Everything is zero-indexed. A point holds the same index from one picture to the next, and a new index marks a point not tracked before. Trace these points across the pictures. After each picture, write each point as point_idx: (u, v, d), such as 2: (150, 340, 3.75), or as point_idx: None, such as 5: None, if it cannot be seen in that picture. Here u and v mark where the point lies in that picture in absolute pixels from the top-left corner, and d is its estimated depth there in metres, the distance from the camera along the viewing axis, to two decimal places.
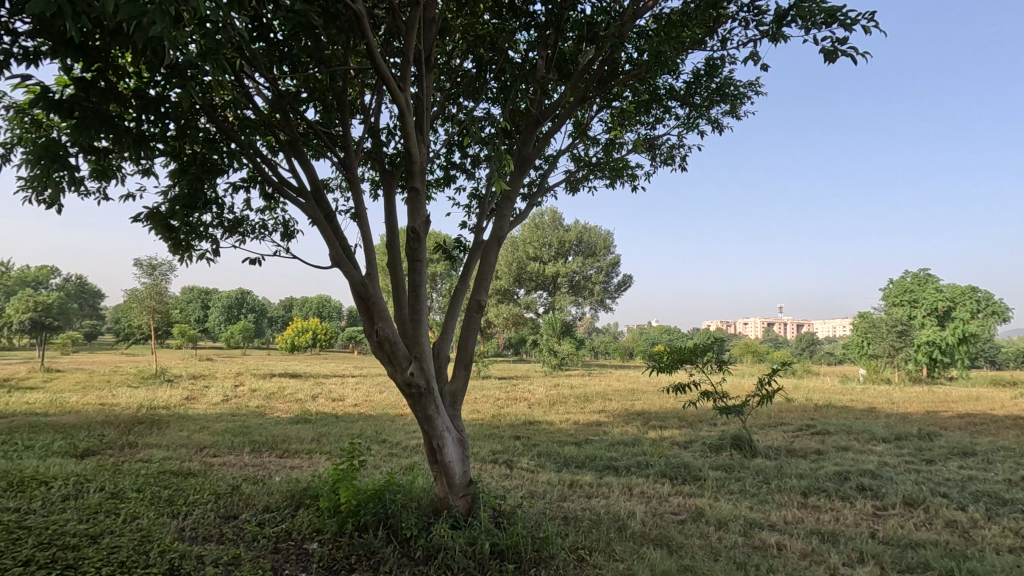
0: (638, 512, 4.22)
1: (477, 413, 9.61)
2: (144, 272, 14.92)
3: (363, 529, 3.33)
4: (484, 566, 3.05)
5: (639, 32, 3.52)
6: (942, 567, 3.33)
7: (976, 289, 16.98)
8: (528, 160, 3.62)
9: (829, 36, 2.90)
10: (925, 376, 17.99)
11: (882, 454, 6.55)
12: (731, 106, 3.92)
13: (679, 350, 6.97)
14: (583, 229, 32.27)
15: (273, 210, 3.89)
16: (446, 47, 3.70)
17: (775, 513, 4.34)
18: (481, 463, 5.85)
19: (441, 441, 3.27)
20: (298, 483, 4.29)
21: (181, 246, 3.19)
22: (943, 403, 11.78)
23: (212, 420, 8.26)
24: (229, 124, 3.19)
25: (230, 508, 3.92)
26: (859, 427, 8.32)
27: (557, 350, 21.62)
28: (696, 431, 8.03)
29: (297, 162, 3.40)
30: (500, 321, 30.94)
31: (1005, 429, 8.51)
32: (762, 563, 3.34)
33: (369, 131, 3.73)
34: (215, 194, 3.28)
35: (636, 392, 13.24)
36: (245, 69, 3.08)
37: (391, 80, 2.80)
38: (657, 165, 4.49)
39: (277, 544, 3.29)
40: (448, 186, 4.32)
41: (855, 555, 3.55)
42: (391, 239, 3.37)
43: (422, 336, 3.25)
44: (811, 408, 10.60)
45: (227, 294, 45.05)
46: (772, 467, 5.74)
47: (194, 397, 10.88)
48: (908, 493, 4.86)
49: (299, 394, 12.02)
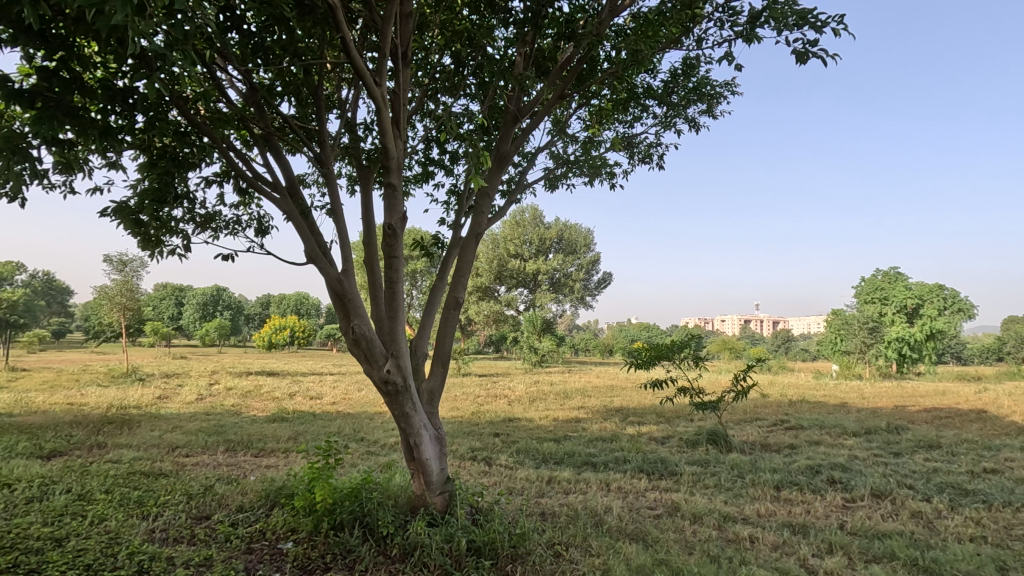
0: (615, 508, 4.26)
1: (457, 410, 9.62)
2: (114, 268, 14.49)
3: (339, 528, 3.31)
4: (461, 564, 3.03)
5: (618, 31, 3.55)
6: (906, 557, 3.43)
7: (943, 288, 17.53)
8: (507, 158, 3.60)
9: (801, 38, 2.93)
10: (895, 371, 18.55)
11: (852, 447, 6.72)
12: (708, 105, 3.95)
13: (657, 346, 7.02)
14: (563, 227, 32.56)
15: (248, 206, 3.80)
16: (424, 42, 3.65)
17: (749, 507, 4.42)
18: (460, 461, 5.83)
19: (418, 439, 3.24)
20: (273, 482, 4.22)
21: (150, 241, 3.08)
22: (911, 398, 12.11)
23: (184, 419, 8.07)
24: (200, 116, 3.11)
25: (203, 509, 3.84)
26: (830, 421, 8.53)
27: (538, 346, 21.82)
28: (673, 427, 8.11)
29: (271, 157, 3.33)
30: (481, 318, 30.95)
31: (968, 422, 8.83)
32: (734, 556, 3.40)
33: (345, 126, 3.69)
34: (186, 188, 3.19)
35: (615, 388, 13.45)
36: (216, 61, 3.01)
37: (367, 75, 2.76)
38: (635, 163, 4.53)
39: (250, 545, 3.23)
40: (426, 182, 4.28)
41: (824, 546, 3.64)
42: (368, 236, 3.34)
43: (399, 333, 3.22)
44: (785, 403, 10.85)
45: (202, 291, 44.06)
46: (747, 461, 5.84)
47: (167, 396, 10.63)
48: (876, 485, 4.99)
49: (276, 392, 11.85)
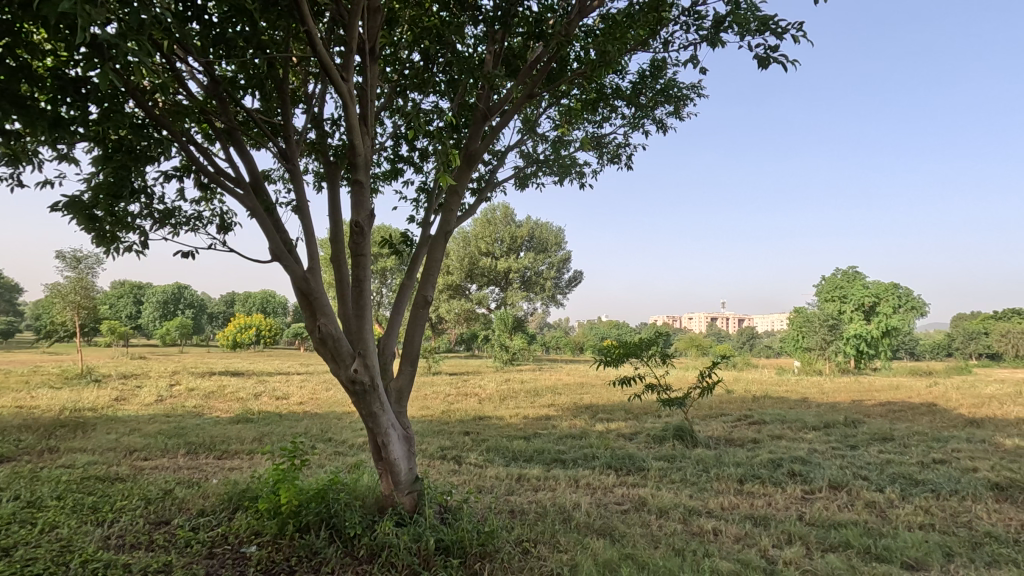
0: (583, 504, 4.31)
1: (427, 409, 9.55)
2: (67, 265, 13.86)
3: (305, 530, 3.25)
4: (430, 563, 3.02)
5: (587, 31, 3.57)
6: (860, 545, 3.57)
7: (898, 287, 18.23)
8: (476, 156, 3.57)
9: (762, 43, 3.00)
10: (853, 367, 19.23)
11: (811, 441, 6.95)
12: (675, 107, 4.03)
13: (626, 344, 7.10)
14: (534, 225, 32.66)
15: (210, 201, 3.69)
16: (393, 38, 3.61)
17: (713, 501, 4.53)
18: (429, 460, 5.79)
19: (386, 439, 3.21)
20: (236, 484, 4.12)
21: (106, 238, 2.96)
22: (867, 393, 12.56)
23: (143, 422, 7.80)
24: (158, 108, 3.00)
25: (162, 513, 3.73)
26: (792, 416, 8.80)
27: (509, 344, 21.81)
28: (641, 423, 8.23)
29: (234, 152, 3.24)
30: (452, 316, 30.81)
31: (920, 415, 9.22)
32: (698, 548, 3.48)
33: (312, 121, 3.62)
34: (144, 183, 3.07)
35: (584, 385, 13.57)
36: (175, 52, 2.91)
37: (334, 71, 2.72)
38: (604, 163, 4.58)
39: (212, 550, 3.15)
40: (395, 179, 4.24)
41: (784, 536, 3.76)
42: (335, 233, 3.28)
43: (366, 332, 3.18)
44: (748, 398, 11.14)
45: (162, 289, 42.64)
46: (711, 456, 5.99)
47: (124, 398, 10.24)
48: (833, 477, 5.18)
49: (241, 392, 11.59)
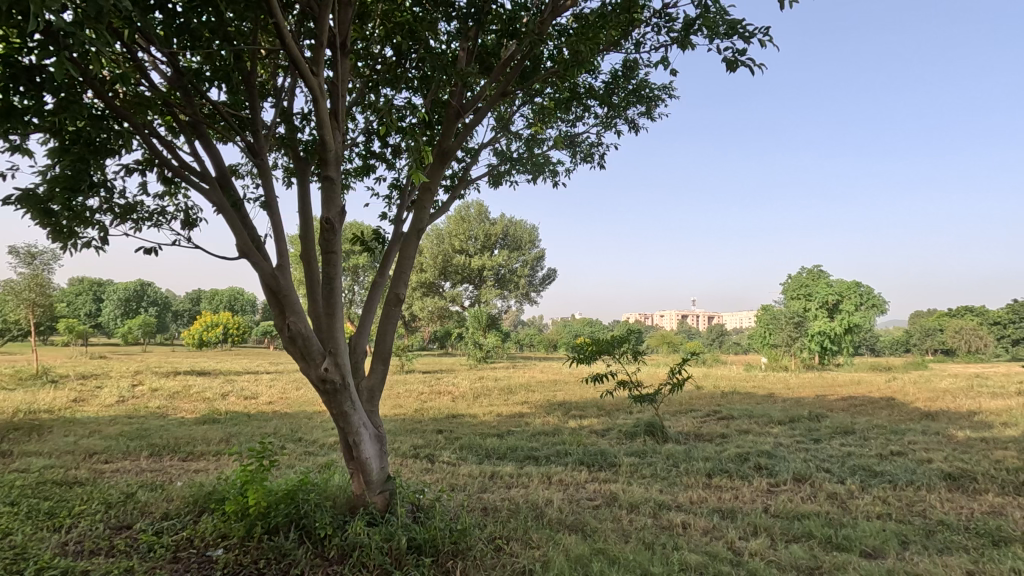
0: (555, 500, 4.34)
1: (400, 408, 9.49)
2: (21, 261, 13.28)
3: (273, 531, 3.19)
4: (402, 562, 3.01)
5: (560, 30, 3.58)
6: (822, 535, 3.70)
7: (859, 285, 18.84)
8: (450, 153, 3.55)
9: (730, 47, 3.06)
10: (817, 363, 19.78)
11: (777, 435, 7.14)
12: (646, 108, 4.08)
13: (599, 341, 7.16)
14: (508, 223, 32.68)
15: (174, 196, 3.58)
16: (365, 32, 3.56)
17: (682, 495, 4.62)
18: (402, 459, 5.76)
19: (357, 438, 3.18)
20: (202, 487, 4.02)
21: (63, 233, 2.84)
22: (830, 388, 12.97)
23: (103, 423, 7.54)
24: (119, 100, 2.90)
25: (124, 518, 3.62)
26: (759, 411, 9.02)
27: (483, 342, 21.74)
28: (613, 419, 8.34)
29: (199, 146, 3.15)
30: (425, 314, 30.62)
31: (879, 409, 9.55)
32: (668, 542, 3.55)
33: (281, 115, 3.55)
34: (103, 176, 2.96)
35: (558, 382, 13.68)
36: (137, 41, 2.81)
37: (303, 65, 2.67)
38: (577, 162, 4.61)
39: (176, 554, 3.07)
40: (367, 176, 4.19)
41: (750, 528, 3.86)
42: (305, 230, 3.22)
43: (337, 330, 3.13)
44: (717, 394, 11.39)
45: (124, 287, 41.25)
46: (681, 451, 6.10)
47: (83, 399, 9.88)
48: (797, 470, 5.34)
49: (207, 392, 11.30)
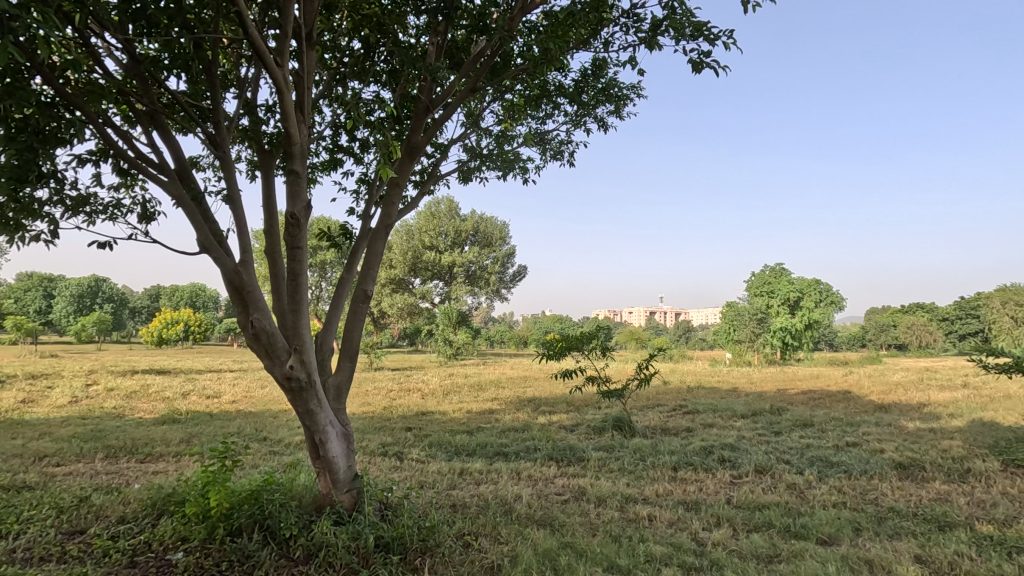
0: (524, 496, 4.37)
1: (368, 406, 9.37)
2: None
3: (236, 533, 3.12)
4: (369, 560, 2.99)
5: (530, 27, 3.58)
6: (781, 524, 3.83)
7: (819, 283, 19.45)
8: (418, 149, 3.51)
9: (696, 49, 3.12)
10: (779, 358, 20.38)
11: (740, 429, 7.34)
12: (615, 107, 4.12)
13: (568, 338, 7.21)
14: (478, 219, 32.57)
15: (130, 188, 3.45)
16: (333, 23, 3.49)
17: (648, 488, 4.71)
18: (370, 457, 5.70)
19: (324, 436, 3.13)
20: (161, 489, 3.89)
21: (9, 225, 2.71)
22: (791, 382, 13.39)
23: (55, 425, 7.22)
24: (70, 87, 2.77)
25: (77, 523, 3.48)
26: (722, 405, 9.25)
27: (453, 339, 21.63)
28: (581, 415, 8.42)
29: (158, 136, 3.04)
30: (395, 311, 30.33)
31: (836, 402, 9.90)
32: (634, 534, 3.61)
33: (244, 106, 3.45)
34: (54, 167, 2.83)
35: (528, 379, 13.74)
36: (90, 26, 2.68)
37: (267, 55, 2.60)
38: (547, 159, 4.63)
39: (133, 559, 2.98)
40: (334, 170, 4.12)
41: (713, 519, 3.97)
42: (270, 226, 3.15)
43: (303, 327, 3.07)
44: (683, 389, 11.62)
45: (78, 282, 39.47)
46: (648, 445, 6.22)
47: (33, 400, 9.43)
48: (759, 462, 5.51)
49: (166, 391, 10.94)
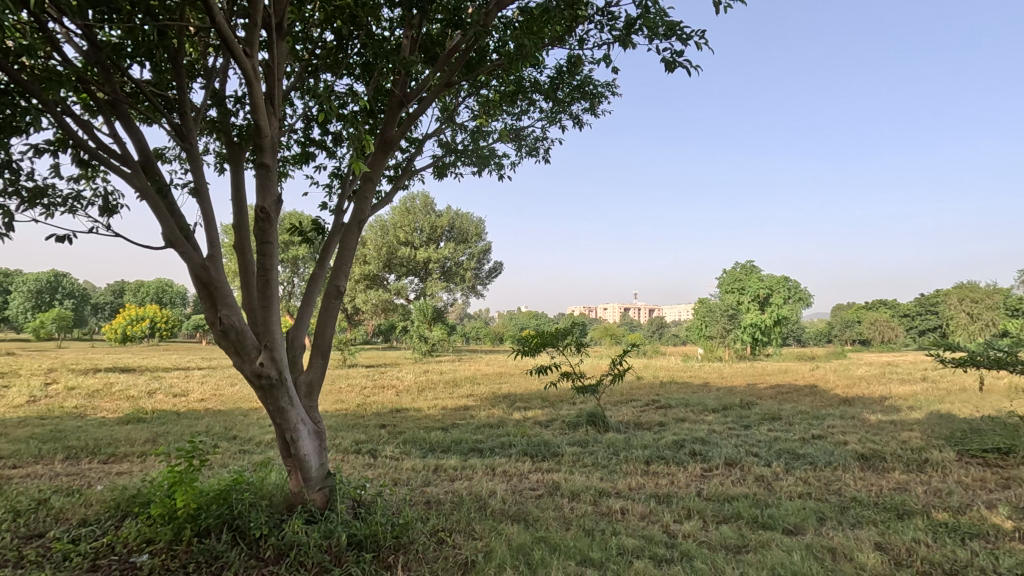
0: (499, 491, 4.39)
1: (342, 403, 9.26)
2: None
3: (204, 534, 3.05)
4: (341, 558, 2.96)
5: (505, 23, 3.57)
6: (749, 515, 3.92)
7: (787, 280, 19.90)
8: (393, 143, 3.47)
9: (669, 48, 3.15)
10: (749, 354, 20.80)
11: (711, 423, 7.48)
12: (590, 104, 4.14)
13: (543, 334, 7.23)
14: (454, 215, 32.40)
15: (91, 179, 3.33)
16: (304, 13, 3.42)
17: (622, 482, 4.77)
18: (343, 455, 5.63)
19: (295, 434, 3.08)
20: (125, 490, 3.78)
21: None
22: (760, 377, 13.70)
23: (11, 426, 6.93)
24: (26, 73, 2.66)
25: (35, 527, 3.36)
26: (694, 399, 9.41)
27: (428, 336, 21.49)
28: (556, 411, 8.47)
29: (120, 126, 2.94)
30: (369, 307, 30.00)
31: (804, 396, 10.15)
32: (607, 528, 3.66)
33: (212, 97, 3.36)
34: (8, 156, 2.71)
35: (503, 375, 13.75)
36: (48, 11, 2.58)
37: (234, 45, 2.53)
38: (522, 156, 4.63)
39: (95, 562, 2.89)
40: (306, 164, 4.04)
41: (684, 511, 4.05)
42: (239, 220, 3.07)
43: (273, 324, 3.02)
44: (656, 384, 11.78)
45: (36, 277, 37.89)
46: (621, 440, 6.29)
47: None
48: (729, 455, 5.62)
49: (131, 390, 10.61)
